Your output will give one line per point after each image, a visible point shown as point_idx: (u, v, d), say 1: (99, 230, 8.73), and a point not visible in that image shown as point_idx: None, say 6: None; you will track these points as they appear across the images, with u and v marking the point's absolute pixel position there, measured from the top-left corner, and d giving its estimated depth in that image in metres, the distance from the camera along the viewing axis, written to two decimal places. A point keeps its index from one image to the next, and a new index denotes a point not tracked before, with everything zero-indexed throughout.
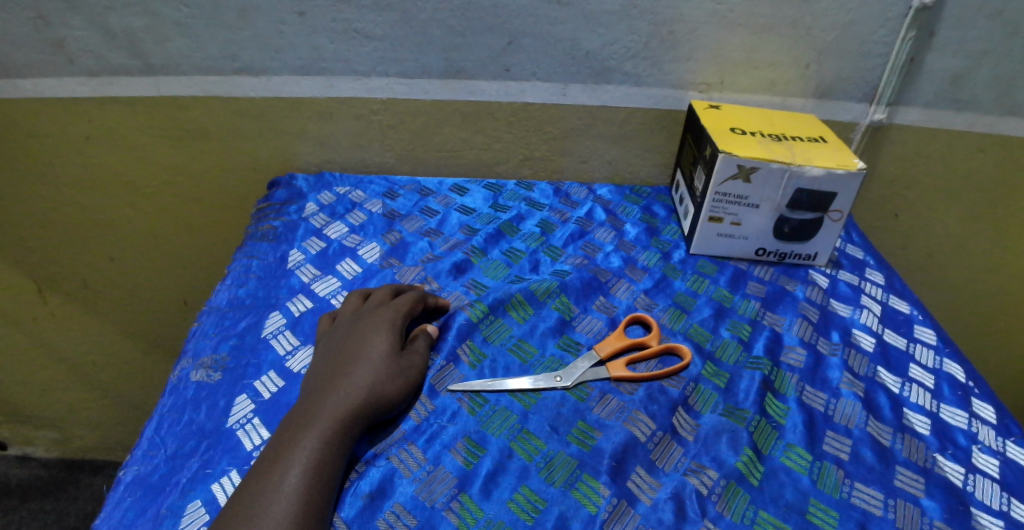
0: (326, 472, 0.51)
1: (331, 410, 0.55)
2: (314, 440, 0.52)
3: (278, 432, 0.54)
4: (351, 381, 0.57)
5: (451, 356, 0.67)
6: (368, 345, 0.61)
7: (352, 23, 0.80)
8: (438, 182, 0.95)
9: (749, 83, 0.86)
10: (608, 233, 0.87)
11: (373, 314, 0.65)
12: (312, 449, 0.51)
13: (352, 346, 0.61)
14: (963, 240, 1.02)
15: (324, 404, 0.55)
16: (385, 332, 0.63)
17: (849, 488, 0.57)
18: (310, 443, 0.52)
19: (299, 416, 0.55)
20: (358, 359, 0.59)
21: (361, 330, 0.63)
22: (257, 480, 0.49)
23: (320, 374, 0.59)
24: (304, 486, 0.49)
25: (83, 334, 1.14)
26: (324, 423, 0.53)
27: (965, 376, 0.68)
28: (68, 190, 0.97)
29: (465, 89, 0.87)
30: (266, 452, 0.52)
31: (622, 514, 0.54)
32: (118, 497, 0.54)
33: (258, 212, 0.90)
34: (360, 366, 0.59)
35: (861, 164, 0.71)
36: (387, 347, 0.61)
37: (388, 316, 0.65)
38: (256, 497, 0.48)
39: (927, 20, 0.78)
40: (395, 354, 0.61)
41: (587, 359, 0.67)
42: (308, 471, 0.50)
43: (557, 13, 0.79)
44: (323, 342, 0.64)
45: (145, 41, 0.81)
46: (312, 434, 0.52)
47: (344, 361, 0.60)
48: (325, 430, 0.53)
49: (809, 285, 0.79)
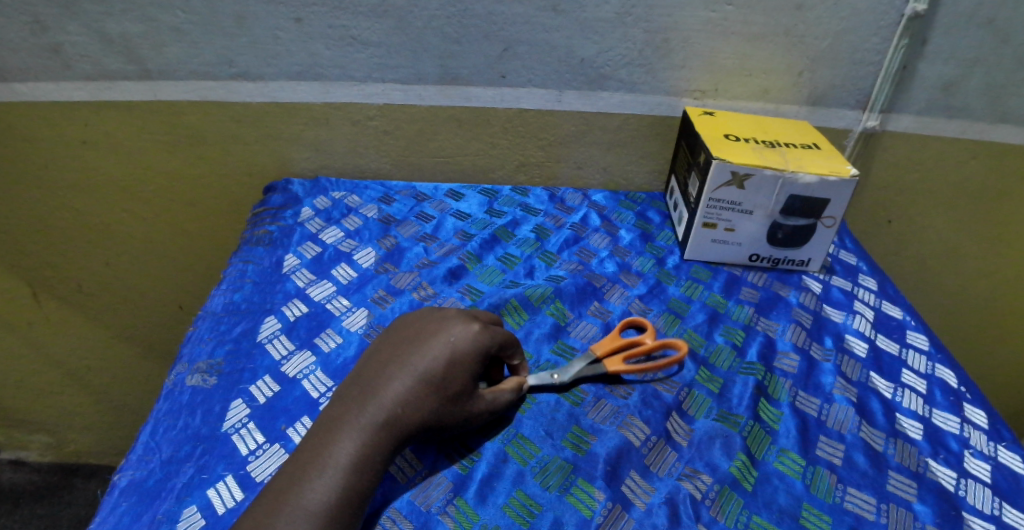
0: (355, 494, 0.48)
1: (375, 424, 0.50)
2: (352, 457, 0.48)
3: (324, 428, 0.51)
4: (408, 395, 0.52)
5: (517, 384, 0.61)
6: (446, 353, 0.55)
7: (349, 30, 0.81)
8: (433, 188, 0.95)
9: (742, 90, 0.87)
10: (603, 239, 0.88)
11: (456, 316, 0.58)
12: (345, 467, 0.48)
13: (417, 347, 0.55)
14: (958, 245, 1.03)
15: (371, 413, 0.51)
16: (470, 343, 0.56)
17: (842, 493, 0.57)
18: (345, 461, 0.48)
19: (341, 417, 0.51)
20: (421, 369, 0.53)
21: (439, 332, 0.56)
22: (283, 485, 0.47)
23: (382, 369, 0.54)
24: (327, 509, 0.46)
25: (78, 338, 1.13)
26: (362, 439, 0.50)
27: (956, 381, 0.68)
28: (63, 194, 0.97)
29: (461, 96, 0.87)
30: (304, 451, 0.49)
31: (616, 518, 0.54)
32: (112, 502, 0.54)
33: (254, 216, 0.90)
34: (427, 379, 0.53)
35: (853, 171, 0.72)
36: (463, 367, 0.55)
37: (475, 326, 0.58)
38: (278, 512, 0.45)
39: (917, 28, 0.79)
40: (467, 373, 0.55)
41: (589, 361, 0.66)
42: (338, 491, 0.47)
43: (553, 21, 0.80)
44: (403, 331, 0.58)
45: (142, 47, 0.82)
46: (350, 447, 0.49)
47: (406, 362, 0.54)
48: (362, 449, 0.49)
49: (802, 291, 0.80)
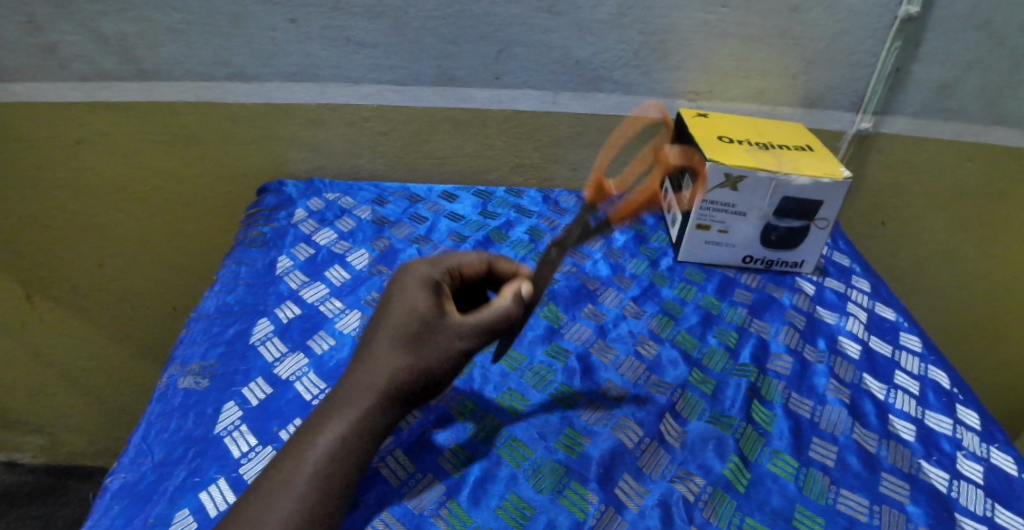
0: (336, 467, 0.46)
1: (353, 398, 0.49)
2: (331, 435, 0.47)
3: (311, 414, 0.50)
4: (371, 362, 0.50)
5: (504, 315, 0.54)
6: (401, 309, 0.51)
7: (344, 30, 0.81)
8: (428, 189, 0.96)
9: (737, 92, 0.87)
10: (597, 240, 0.87)
11: (410, 268, 0.55)
12: (327, 446, 0.47)
13: (384, 313, 0.52)
14: (952, 247, 1.03)
15: (348, 391, 0.49)
16: (425, 292, 0.52)
17: (836, 495, 0.57)
18: (326, 440, 0.47)
19: (326, 399, 0.50)
20: (388, 333, 0.50)
21: (394, 289, 0.53)
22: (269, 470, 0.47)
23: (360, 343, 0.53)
24: (309, 487, 0.45)
25: (72, 339, 1.13)
26: (341, 414, 0.48)
27: (949, 383, 0.69)
28: (57, 193, 0.96)
29: (456, 97, 0.87)
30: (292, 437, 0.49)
31: (610, 521, 0.54)
32: (104, 505, 0.53)
33: (247, 217, 0.89)
34: (388, 342, 0.50)
35: (847, 173, 0.72)
36: (421, 318, 0.51)
37: (432, 277, 0.54)
38: (255, 506, 0.43)
39: (912, 30, 0.79)
40: (437, 323, 0.51)
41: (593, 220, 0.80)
42: (315, 473, 0.45)
43: (549, 22, 0.80)
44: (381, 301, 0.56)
45: (137, 47, 0.82)
46: (328, 426, 0.48)
47: (374, 332, 0.52)
48: (343, 425, 0.48)
49: (796, 293, 0.80)
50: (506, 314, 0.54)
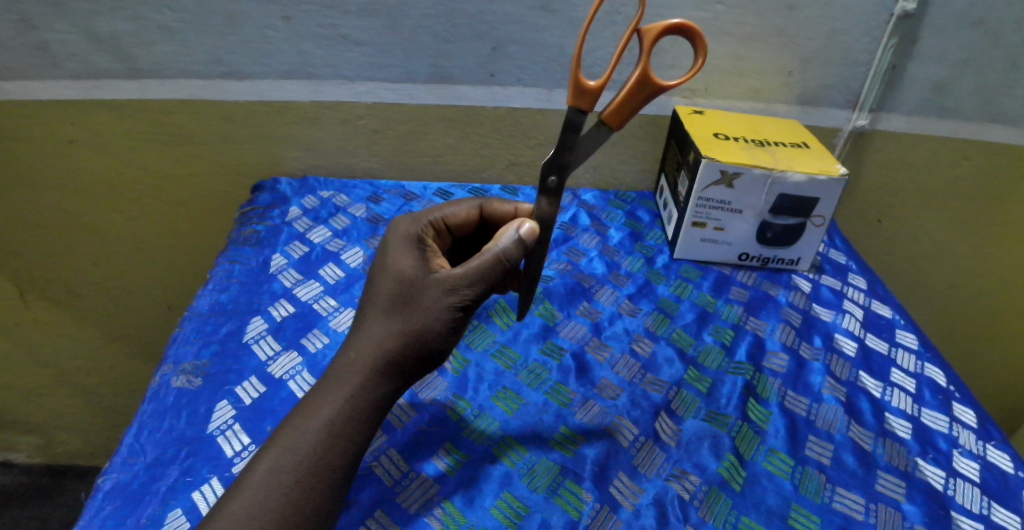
0: (333, 429, 0.49)
1: (348, 362, 0.51)
2: (328, 398, 0.50)
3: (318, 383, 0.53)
4: (365, 325, 0.52)
5: (497, 258, 0.50)
6: (389, 271, 0.53)
7: (339, 28, 0.80)
8: (423, 187, 0.96)
9: (733, 90, 0.87)
10: (592, 238, 0.87)
11: (395, 233, 0.57)
12: (325, 409, 0.49)
13: (373, 278, 0.55)
14: (947, 246, 1.03)
15: (344, 355, 0.52)
16: (411, 250, 0.54)
17: (831, 493, 0.57)
18: (325, 403, 0.49)
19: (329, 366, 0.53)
20: (376, 296, 0.53)
21: (381, 254, 0.56)
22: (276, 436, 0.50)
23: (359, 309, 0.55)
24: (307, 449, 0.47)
25: (66, 339, 1.12)
26: (338, 378, 0.51)
27: (946, 381, 0.68)
28: (52, 193, 0.95)
29: (451, 95, 0.87)
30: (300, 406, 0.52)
31: (604, 520, 0.54)
32: (96, 506, 0.53)
33: (241, 216, 0.89)
34: (380, 304, 0.53)
35: (843, 170, 0.72)
36: (401, 276, 0.52)
37: (412, 238, 0.55)
38: (257, 469, 0.46)
39: (908, 27, 0.78)
40: (416, 279, 0.52)
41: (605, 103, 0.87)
42: (312, 435, 0.48)
43: (544, 20, 0.79)
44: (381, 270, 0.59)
45: (130, 45, 0.81)
46: (326, 391, 0.50)
47: (367, 297, 0.54)
48: (339, 388, 0.50)
49: (792, 290, 0.80)
50: (499, 257, 0.50)
